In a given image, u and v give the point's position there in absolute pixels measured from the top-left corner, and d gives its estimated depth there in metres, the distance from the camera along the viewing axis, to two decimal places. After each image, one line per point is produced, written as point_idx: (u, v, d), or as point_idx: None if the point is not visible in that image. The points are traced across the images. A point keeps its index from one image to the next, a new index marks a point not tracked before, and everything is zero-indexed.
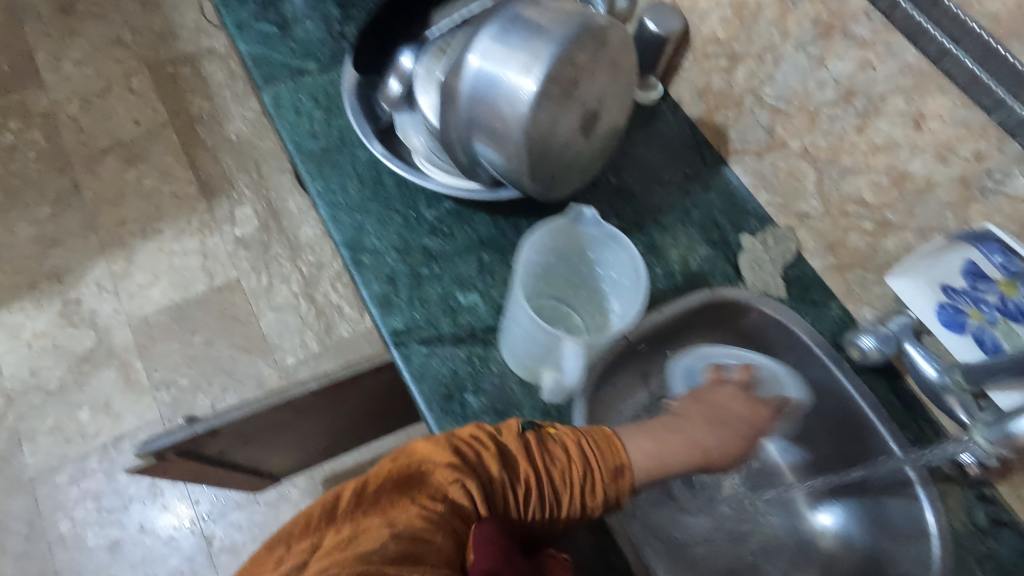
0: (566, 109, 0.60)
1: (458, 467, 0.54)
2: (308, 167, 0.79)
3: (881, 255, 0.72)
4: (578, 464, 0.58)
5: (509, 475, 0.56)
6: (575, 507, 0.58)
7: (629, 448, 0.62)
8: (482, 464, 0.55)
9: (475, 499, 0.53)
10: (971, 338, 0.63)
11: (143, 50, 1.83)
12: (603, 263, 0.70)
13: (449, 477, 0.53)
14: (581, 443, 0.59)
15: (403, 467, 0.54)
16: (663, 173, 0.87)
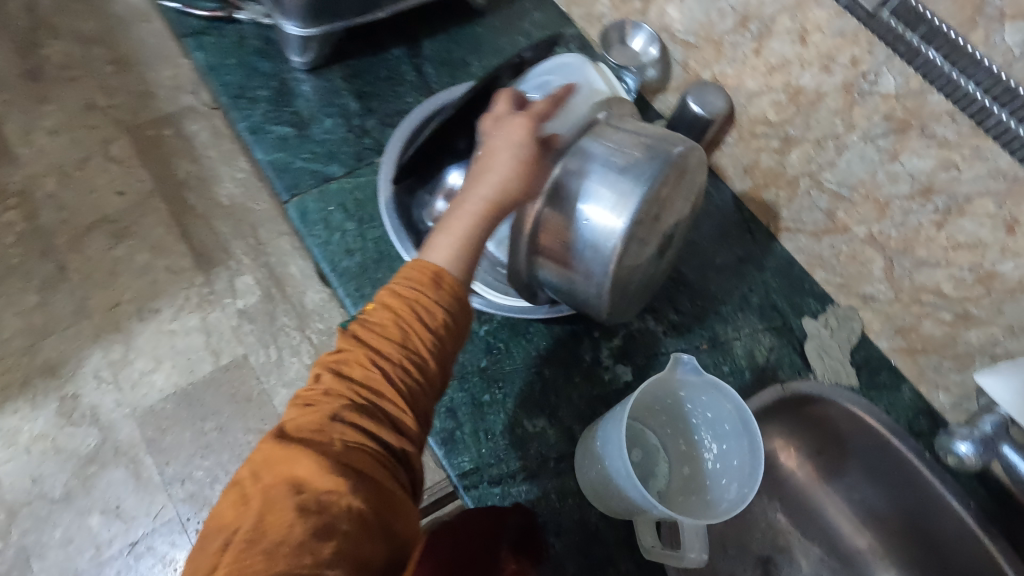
0: (647, 243, 0.56)
1: (315, 403, 0.45)
2: (347, 288, 0.74)
3: (960, 344, 0.70)
4: (406, 308, 0.48)
5: (354, 360, 0.47)
6: (436, 341, 0.48)
7: (450, 257, 0.51)
8: (357, 368, 0.46)
9: (362, 417, 0.45)
10: None
11: (115, 108, 1.69)
12: (696, 403, 0.65)
13: (327, 421, 0.44)
14: (404, 290, 0.48)
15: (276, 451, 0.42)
16: (715, 257, 0.83)
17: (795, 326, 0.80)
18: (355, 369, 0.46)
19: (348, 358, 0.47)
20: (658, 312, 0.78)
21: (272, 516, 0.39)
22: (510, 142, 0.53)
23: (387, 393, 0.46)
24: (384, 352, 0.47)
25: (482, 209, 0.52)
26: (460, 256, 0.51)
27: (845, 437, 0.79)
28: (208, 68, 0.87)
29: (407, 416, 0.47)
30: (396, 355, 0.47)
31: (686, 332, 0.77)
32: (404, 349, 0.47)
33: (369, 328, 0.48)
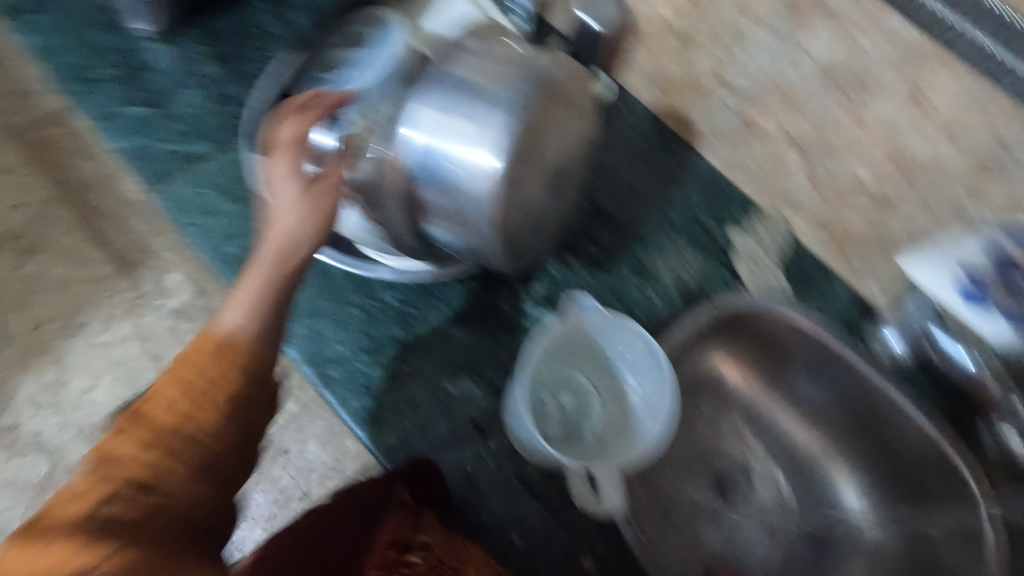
0: (533, 177, 0.50)
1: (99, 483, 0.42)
2: (237, 276, 0.67)
3: (886, 235, 0.67)
4: (217, 364, 0.47)
5: (143, 427, 0.44)
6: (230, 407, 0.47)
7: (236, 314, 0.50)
8: (139, 435, 0.44)
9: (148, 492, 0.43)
10: (1003, 318, 0.58)
11: None
12: (609, 342, 0.67)
13: (110, 501, 0.42)
14: (204, 361, 0.47)
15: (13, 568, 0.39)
16: (633, 180, 0.78)
17: (721, 241, 0.76)
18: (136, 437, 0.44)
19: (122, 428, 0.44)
20: (577, 249, 0.74)
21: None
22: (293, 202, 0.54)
23: (172, 468, 0.44)
24: (172, 407, 0.45)
25: (280, 250, 0.53)
26: (250, 315, 0.49)
27: (793, 353, 0.76)
28: (41, 51, 0.76)
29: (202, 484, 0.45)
30: (184, 416, 0.45)
31: (608, 264, 0.74)
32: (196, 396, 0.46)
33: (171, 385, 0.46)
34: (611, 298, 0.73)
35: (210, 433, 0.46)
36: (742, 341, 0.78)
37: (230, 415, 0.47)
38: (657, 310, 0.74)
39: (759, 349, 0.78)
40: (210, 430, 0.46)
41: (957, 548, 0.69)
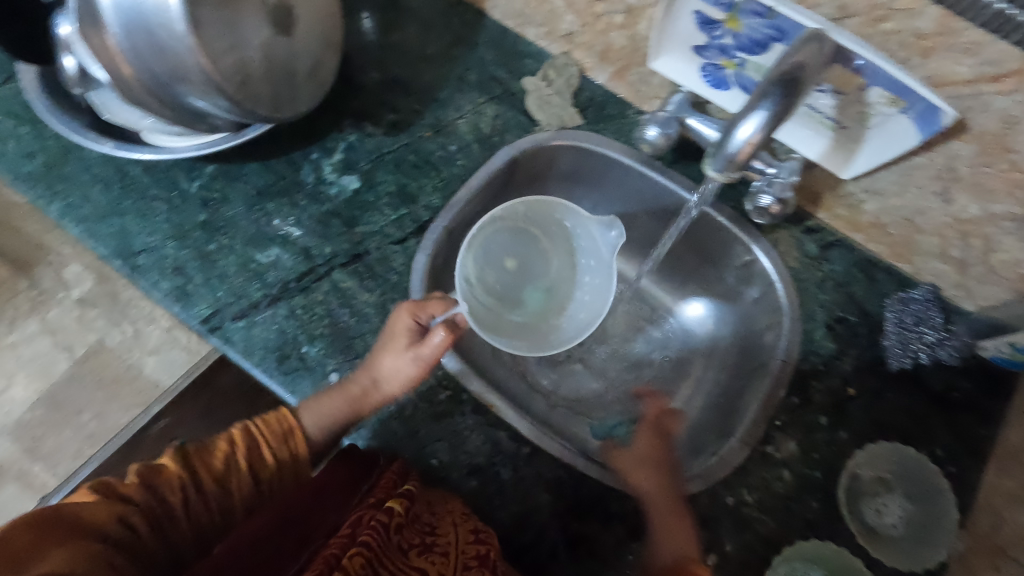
0: (239, 12, 0.53)
1: (194, 474, 0.51)
2: (36, 190, 0.70)
3: (643, 43, 0.71)
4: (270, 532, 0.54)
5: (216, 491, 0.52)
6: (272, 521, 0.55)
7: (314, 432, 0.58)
8: (205, 458, 0.52)
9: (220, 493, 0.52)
10: (739, 87, 0.63)
11: None
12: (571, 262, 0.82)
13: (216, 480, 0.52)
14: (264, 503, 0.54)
15: (103, 484, 0.47)
16: (426, 49, 0.81)
17: (515, 89, 0.80)
18: (203, 463, 0.52)
19: (184, 465, 0.51)
20: (375, 118, 0.77)
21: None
22: (397, 353, 0.61)
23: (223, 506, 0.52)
24: (272, 454, 0.55)
25: (364, 395, 0.60)
26: (329, 429, 0.59)
27: (598, 181, 0.81)
28: None
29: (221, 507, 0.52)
30: (267, 461, 0.55)
31: (408, 127, 0.77)
32: (291, 439, 0.56)
33: (246, 434, 0.54)
34: (412, 158, 0.75)
35: (263, 484, 0.54)
36: (554, 183, 0.84)
37: (295, 460, 0.56)
38: (460, 161, 0.76)
39: (570, 187, 0.84)
40: (274, 476, 0.55)
41: (762, 317, 0.75)
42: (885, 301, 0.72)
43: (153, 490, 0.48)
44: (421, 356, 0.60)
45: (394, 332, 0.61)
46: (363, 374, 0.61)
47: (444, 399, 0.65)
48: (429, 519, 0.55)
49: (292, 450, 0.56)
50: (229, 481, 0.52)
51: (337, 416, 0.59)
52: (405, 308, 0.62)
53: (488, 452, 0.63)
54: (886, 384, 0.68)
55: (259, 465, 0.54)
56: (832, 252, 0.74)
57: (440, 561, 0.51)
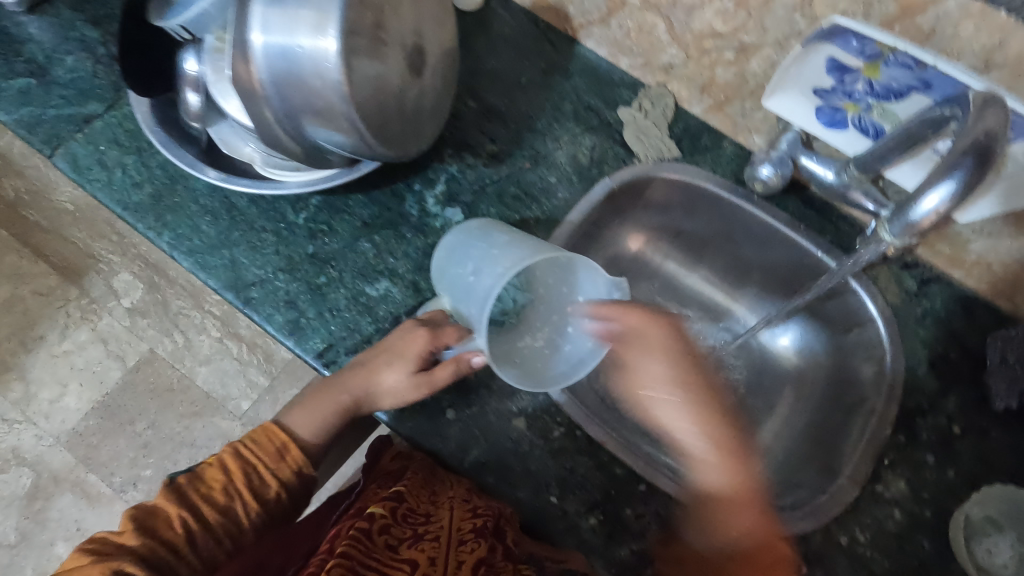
0: (385, 56, 0.53)
1: (191, 505, 0.55)
2: (146, 221, 0.70)
3: (752, 80, 0.71)
4: (274, 520, 0.59)
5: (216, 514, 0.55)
6: (277, 514, 0.59)
7: (297, 429, 0.61)
8: (198, 491, 0.56)
9: (224, 513, 0.56)
10: (856, 132, 0.61)
11: None
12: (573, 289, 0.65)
13: (218, 504, 0.56)
14: (269, 510, 0.58)
15: (102, 543, 0.51)
16: (519, 77, 0.81)
17: (612, 120, 0.80)
18: (197, 495, 0.55)
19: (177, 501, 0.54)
20: (475, 148, 0.77)
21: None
22: (395, 369, 0.60)
23: (233, 523, 0.56)
24: (269, 472, 0.58)
25: (351, 405, 0.61)
26: (316, 433, 0.61)
27: (688, 211, 0.81)
28: None
29: (229, 523, 0.56)
30: (267, 478, 0.57)
31: (507, 158, 0.77)
32: (284, 454, 0.59)
33: (235, 458, 0.57)
34: (513, 190, 0.76)
35: (268, 499, 0.57)
36: (644, 213, 0.84)
37: (297, 470, 0.59)
38: (560, 193, 0.76)
39: (660, 217, 0.84)
40: (278, 489, 0.58)
41: (857, 351, 0.76)
42: (986, 338, 0.72)
43: (150, 532, 0.52)
44: (433, 377, 0.60)
45: (404, 353, 0.59)
46: (361, 381, 0.61)
47: (559, 435, 0.66)
48: (426, 510, 0.59)
49: (288, 464, 0.59)
50: (230, 508, 0.56)
51: (334, 419, 0.61)
52: (419, 330, 0.60)
53: (603, 488, 0.64)
54: (992, 423, 0.69)
55: (257, 482, 0.57)
56: (931, 288, 0.75)
57: (433, 542, 0.55)
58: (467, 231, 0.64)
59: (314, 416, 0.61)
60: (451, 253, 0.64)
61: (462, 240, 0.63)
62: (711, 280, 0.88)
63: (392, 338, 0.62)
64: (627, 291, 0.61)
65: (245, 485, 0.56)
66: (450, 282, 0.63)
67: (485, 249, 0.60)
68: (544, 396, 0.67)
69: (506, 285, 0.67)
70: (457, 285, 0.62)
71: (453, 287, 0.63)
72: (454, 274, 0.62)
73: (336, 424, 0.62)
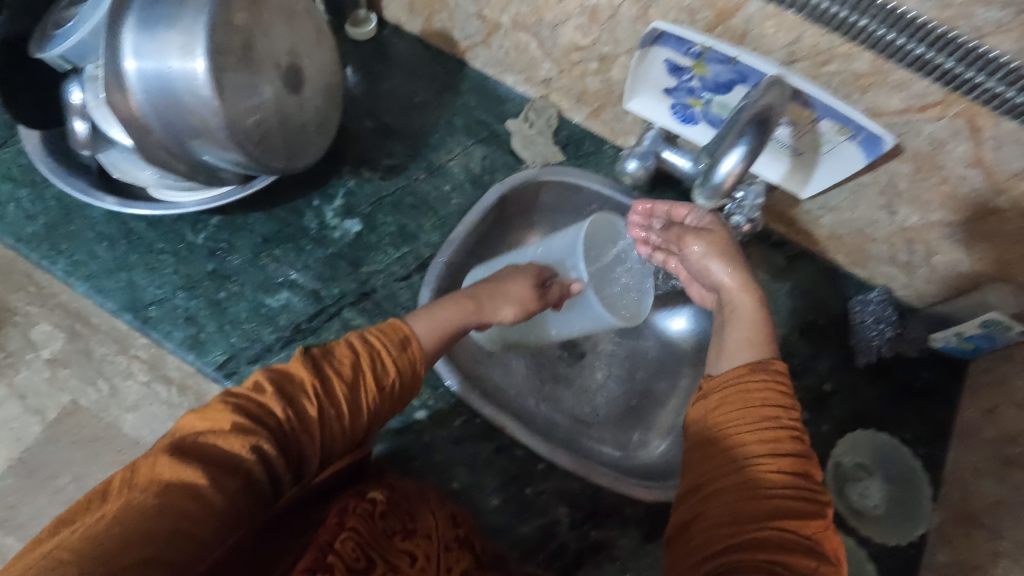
0: (258, 75, 0.57)
1: (308, 388, 0.48)
2: (40, 252, 0.70)
3: (616, 86, 0.78)
4: (377, 421, 0.52)
5: (331, 398, 0.49)
6: (380, 415, 0.52)
7: (415, 325, 0.57)
8: (333, 367, 0.50)
9: (321, 412, 0.48)
10: (705, 123, 0.71)
11: None
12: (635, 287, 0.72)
13: (324, 396, 0.48)
14: (378, 408, 0.52)
15: (238, 403, 0.46)
16: (413, 97, 0.87)
17: (501, 132, 0.86)
18: (331, 368, 0.49)
19: (310, 368, 0.49)
20: (372, 163, 0.81)
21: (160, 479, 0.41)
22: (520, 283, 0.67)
23: (336, 417, 0.49)
24: (395, 363, 0.52)
25: (474, 319, 0.64)
26: (436, 339, 0.59)
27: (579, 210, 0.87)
28: None
29: (339, 414, 0.49)
30: (390, 370, 0.51)
31: (403, 170, 0.82)
32: (407, 345, 0.53)
33: (363, 342, 0.51)
34: (410, 200, 0.80)
35: (374, 400, 0.51)
36: (539, 216, 0.88)
37: (410, 369, 0.53)
38: (455, 200, 0.81)
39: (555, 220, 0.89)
40: (396, 380, 0.52)
41: None
42: (848, 303, 0.80)
43: (292, 401, 0.47)
44: (549, 293, 0.68)
45: (523, 272, 0.68)
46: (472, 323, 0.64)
47: (462, 424, 0.69)
48: (407, 511, 0.53)
49: (409, 357, 0.53)
50: (357, 388, 0.50)
51: (448, 321, 0.61)
52: (528, 268, 0.69)
53: (509, 470, 0.67)
54: (857, 378, 0.76)
55: (375, 375, 0.51)
56: (797, 262, 0.82)
57: (427, 540, 0.49)
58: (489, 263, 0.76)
59: (437, 316, 0.60)
60: (499, 260, 0.75)
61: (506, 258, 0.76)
62: None
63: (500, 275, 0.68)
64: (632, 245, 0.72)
65: (354, 377, 0.50)
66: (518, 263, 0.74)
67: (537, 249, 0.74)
68: (445, 388, 0.70)
69: None
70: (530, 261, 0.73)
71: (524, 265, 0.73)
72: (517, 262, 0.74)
73: (454, 333, 0.61)
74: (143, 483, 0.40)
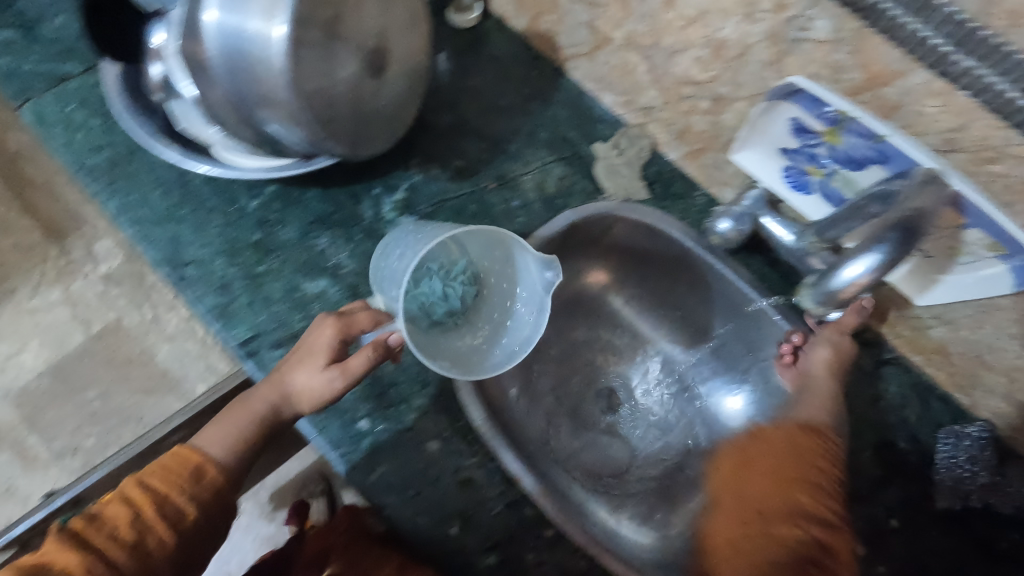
0: (338, 52, 0.52)
1: (136, 516, 0.48)
2: (98, 184, 0.69)
3: (725, 131, 0.70)
4: (204, 545, 0.52)
5: (155, 521, 0.49)
6: (209, 536, 0.52)
7: (198, 450, 0.55)
8: (101, 531, 0.47)
9: (151, 537, 0.48)
10: (820, 195, 0.62)
11: None
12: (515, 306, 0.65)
13: (157, 518, 0.49)
14: (205, 524, 0.51)
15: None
16: (499, 98, 0.81)
17: (586, 154, 0.79)
18: (97, 532, 0.47)
19: (71, 540, 0.46)
20: (442, 161, 0.76)
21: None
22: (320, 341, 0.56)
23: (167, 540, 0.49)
24: (186, 496, 0.51)
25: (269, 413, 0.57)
26: (227, 451, 0.55)
27: (655, 253, 0.79)
28: None
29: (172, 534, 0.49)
30: (185, 503, 0.51)
31: (473, 175, 0.76)
32: (200, 475, 0.53)
33: (139, 489, 0.50)
34: (473, 208, 0.74)
35: (179, 530, 0.50)
36: (609, 250, 0.82)
37: (208, 498, 0.52)
38: (521, 218, 0.75)
39: (627, 258, 0.82)
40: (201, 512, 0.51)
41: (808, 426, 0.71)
42: (936, 432, 0.69)
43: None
44: (349, 368, 0.55)
45: (314, 349, 0.56)
46: (272, 392, 0.57)
47: (473, 465, 0.63)
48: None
49: (206, 483, 0.53)
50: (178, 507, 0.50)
51: (246, 427, 0.57)
52: (328, 322, 0.57)
53: (511, 530, 0.60)
54: (932, 522, 0.65)
55: (164, 516, 0.49)
56: (887, 369, 0.72)
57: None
58: (404, 229, 0.64)
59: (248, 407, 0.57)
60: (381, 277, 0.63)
61: (399, 236, 0.63)
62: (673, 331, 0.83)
63: (307, 337, 0.59)
64: (560, 269, 0.60)
65: (177, 496, 0.51)
66: (386, 279, 0.62)
67: (417, 238, 0.60)
68: (465, 421, 0.65)
69: (453, 282, 0.66)
70: (389, 286, 0.60)
71: (387, 283, 0.61)
72: (390, 256, 0.62)
73: (243, 443, 0.56)
74: None
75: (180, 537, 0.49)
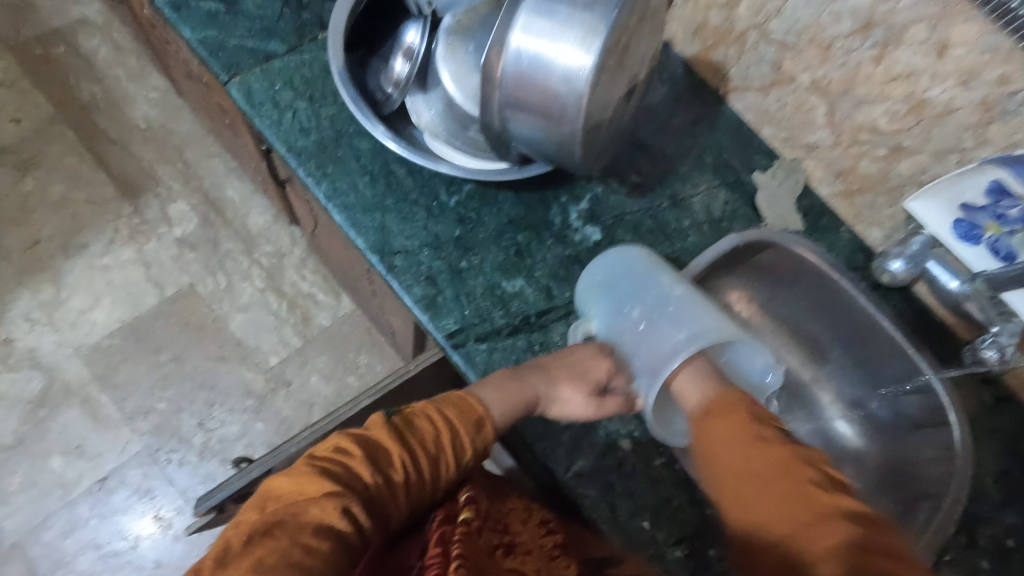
0: (617, 79, 0.56)
1: (435, 439, 0.56)
2: (308, 167, 0.71)
3: (894, 177, 0.77)
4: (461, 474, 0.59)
5: (444, 447, 0.56)
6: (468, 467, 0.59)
7: (484, 396, 0.60)
8: (414, 438, 0.55)
9: (438, 462, 0.56)
10: (986, 249, 0.67)
11: (4, 35, 1.53)
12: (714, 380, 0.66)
13: (446, 446, 0.56)
14: (468, 464, 0.58)
15: (327, 468, 0.51)
16: (669, 120, 0.85)
17: (747, 180, 0.83)
18: (412, 438, 0.55)
19: (396, 437, 0.54)
20: (621, 176, 0.80)
21: (305, 524, 0.47)
22: (587, 371, 0.63)
23: (446, 467, 0.56)
24: (470, 441, 0.58)
25: (528, 405, 0.62)
26: (505, 405, 0.60)
27: (796, 280, 0.85)
28: None
29: (449, 466, 0.56)
30: (467, 445, 0.57)
31: (648, 192, 0.80)
32: (483, 426, 0.58)
33: (440, 417, 0.57)
34: (649, 224, 0.79)
35: (457, 463, 0.57)
36: (746, 272, 0.87)
37: (483, 445, 0.59)
38: (692, 237, 0.80)
39: (767, 280, 0.88)
40: (472, 457, 0.58)
41: (925, 453, 0.78)
42: None
43: (378, 467, 0.53)
44: (605, 407, 0.63)
45: (585, 375, 0.63)
46: (543, 381, 0.63)
47: (660, 465, 0.68)
48: (501, 519, 0.59)
49: (484, 433, 0.59)
50: (459, 446, 0.57)
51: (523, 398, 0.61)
52: (601, 357, 0.64)
53: (693, 525, 0.65)
54: None
55: (455, 449, 0.57)
56: (1005, 406, 0.80)
57: (524, 552, 0.56)
58: (627, 259, 0.68)
59: (523, 381, 0.62)
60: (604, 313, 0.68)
61: (625, 274, 0.67)
62: (801, 350, 0.91)
63: (570, 354, 0.65)
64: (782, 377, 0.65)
65: (464, 433, 0.57)
66: (607, 314, 0.67)
67: (658, 297, 0.64)
68: None
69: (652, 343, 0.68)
70: (617, 326, 0.66)
71: (612, 317, 0.67)
72: (614, 294, 0.67)
73: (516, 408, 0.61)
74: (284, 496, 0.49)
75: (451, 465, 0.57)
